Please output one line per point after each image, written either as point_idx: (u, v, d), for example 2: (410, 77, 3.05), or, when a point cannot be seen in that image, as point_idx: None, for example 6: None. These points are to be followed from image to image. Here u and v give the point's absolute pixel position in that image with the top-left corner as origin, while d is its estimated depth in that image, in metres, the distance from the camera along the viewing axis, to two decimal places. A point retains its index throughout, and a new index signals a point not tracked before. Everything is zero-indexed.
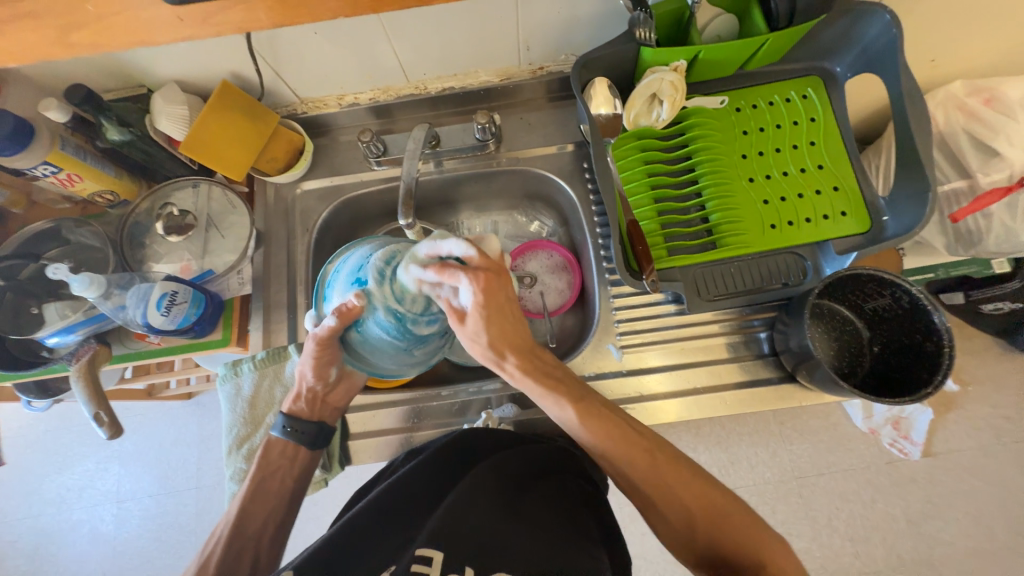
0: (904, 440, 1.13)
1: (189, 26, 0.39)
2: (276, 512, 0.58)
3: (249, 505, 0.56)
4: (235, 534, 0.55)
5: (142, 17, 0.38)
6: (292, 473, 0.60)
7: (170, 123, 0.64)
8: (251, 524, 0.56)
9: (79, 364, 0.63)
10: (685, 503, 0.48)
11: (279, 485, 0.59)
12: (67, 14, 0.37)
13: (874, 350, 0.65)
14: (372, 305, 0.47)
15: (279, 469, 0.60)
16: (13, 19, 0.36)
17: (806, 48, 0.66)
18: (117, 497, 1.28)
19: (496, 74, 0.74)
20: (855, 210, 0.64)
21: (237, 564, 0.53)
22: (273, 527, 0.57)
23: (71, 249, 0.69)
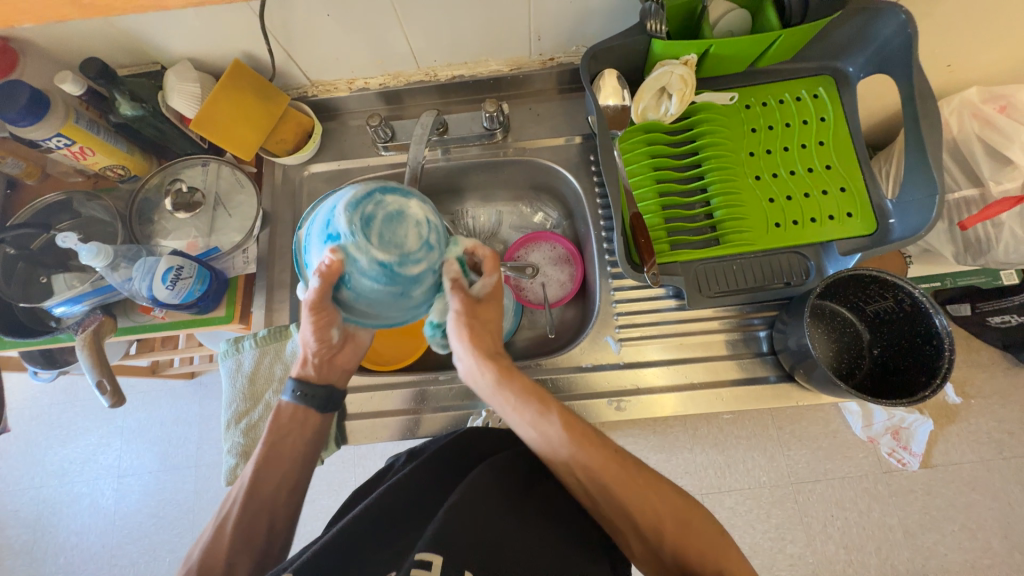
0: (903, 450, 1.10)
1: None
2: (290, 475, 0.58)
3: (262, 471, 0.56)
4: (250, 496, 0.55)
5: None
6: (303, 441, 0.60)
7: (182, 100, 0.64)
8: (266, 487, 0.56)
9: (85, 334, 0.63)
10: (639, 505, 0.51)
11: (291, 450, 0.58)
12: None
13: (873, 353, 0.64)
14: (354, 252, 0.44)
15: (290, 433, 0.59)
16: None
17: (819, 47, 0.66)
18: (119, 472, 1.30)
19: (506, 63, 0.74)
20: (861, 212, 0.64)
21: (255, 524, 0.55)
22: (287, 491, 0.58)
23: (82, 222, 0.70)
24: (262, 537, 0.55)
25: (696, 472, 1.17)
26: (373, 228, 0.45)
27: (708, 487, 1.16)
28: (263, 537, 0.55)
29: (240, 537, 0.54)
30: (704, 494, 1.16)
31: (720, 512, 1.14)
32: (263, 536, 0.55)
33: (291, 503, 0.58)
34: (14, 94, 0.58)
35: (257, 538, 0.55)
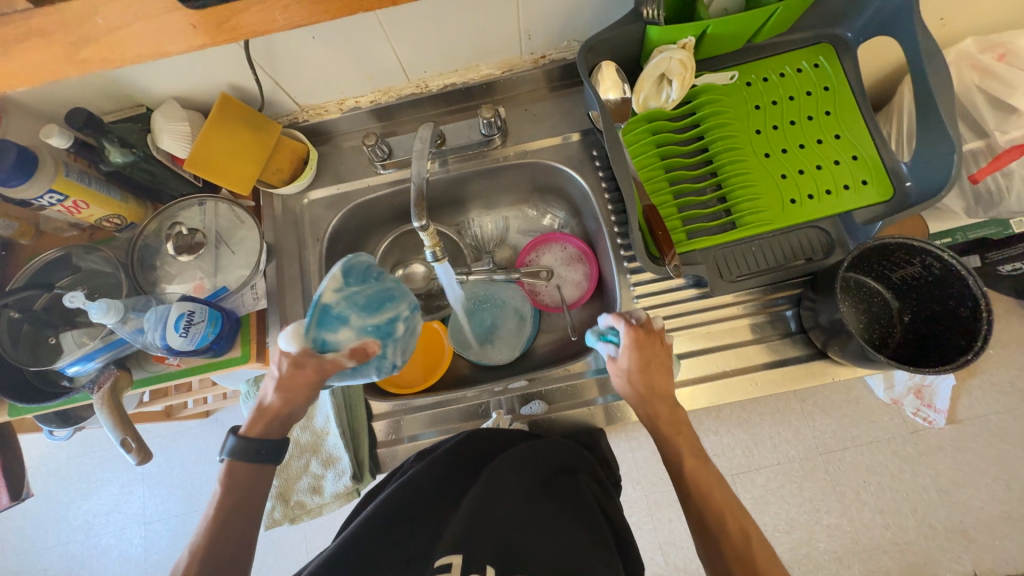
0: (927, 408, 1.10)
1: (201, 34, 0.40)
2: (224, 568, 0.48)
3: (215, 537, 0.49)
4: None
5: (150, 26, 0.39)
6: (238, 526, 0.50)
7: (173, 141, 0.63)
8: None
9: (101, 391, 0.62)
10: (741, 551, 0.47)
11: (225, 524, 0.49)
12: (78, 30, 0.39)
13: (904, 320, 0.63)
14: (387, 350, 0.57)
15: (247, 493, 0.52)
16: (21, 37, 0.38)
17: (816, 15, 0.64)
18: (144, 519, 1.28)
19: (497, 66, 0.72)
20: (876, 178, 0.63)
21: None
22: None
23: (83, 276, 0.69)
24: None
25: (724, 454, 1.16)
26: (405, 335, 0.60)
27: (738, 467, 1.15)
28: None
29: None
30: (735, 474, 1.15)
31: (753, 490, 1.13)
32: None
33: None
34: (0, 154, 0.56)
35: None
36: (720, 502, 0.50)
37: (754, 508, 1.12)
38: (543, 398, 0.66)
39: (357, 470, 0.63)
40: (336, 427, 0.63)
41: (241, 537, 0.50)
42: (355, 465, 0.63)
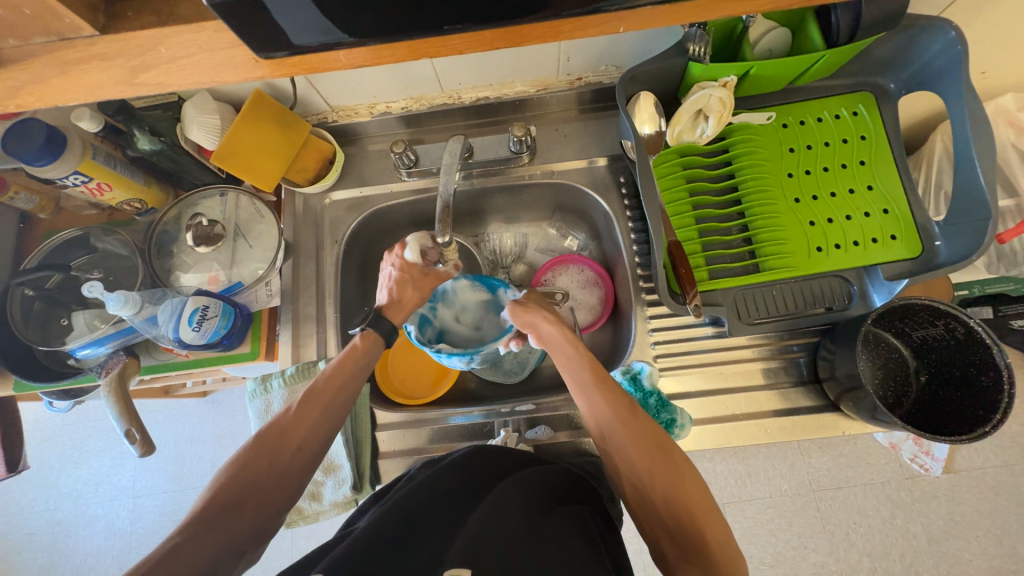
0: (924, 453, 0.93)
1: (268, 68, 0.32)
2: (312, 447, 0.49)
3: (301, 414, 0.49)
4: (256, 461, 0.46)
5: (214, 59, 0.31)
6: (335, 412, 0.51)
7: (202, 132, 0.62)
8: (286, 449, 0.47)
9: (109, 377, 0.62)
10: (669, 488, 0.44)
11: (326, 402, 0.50)
12: (137, 56, 0.30)
13: (920, 380, 0.63)
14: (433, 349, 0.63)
15: (347, 375, 0.53)
16: (79, 60, 0.30)
17: (857, 64, 0.64)
18: (132, 493, 1.28)
19: (532, 84, 0.72)
20: (905, 234, 0.62)
21: (243, 497, 0.44)
22: (304, 461, 0.49)
23: (99, 257, 0.69)
24: (287, 457, 0.47)
25: (717, 481, 1.15)
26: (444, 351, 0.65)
27: (730, 496, 1.14)
28: (250, 520, 0.44)
29: (216, 515, 0.43)
30: (725, 503, 1.14)
31: (743, 521, 1.13)
32: (247, 521, 0.44)
33: (291, 480, 0.47)
34: (31, 133, 0.56)
35: (240, 523, 0.44)
36: (672, 461, 0.46)
37: (742, 539, 1.12)
38: (550, 423, 0.66)
39: (356, 480, 0.63)
40: (340, 434, 0.63)
41: (315, 440, 0.49)
42: (355, 475, 0.63)
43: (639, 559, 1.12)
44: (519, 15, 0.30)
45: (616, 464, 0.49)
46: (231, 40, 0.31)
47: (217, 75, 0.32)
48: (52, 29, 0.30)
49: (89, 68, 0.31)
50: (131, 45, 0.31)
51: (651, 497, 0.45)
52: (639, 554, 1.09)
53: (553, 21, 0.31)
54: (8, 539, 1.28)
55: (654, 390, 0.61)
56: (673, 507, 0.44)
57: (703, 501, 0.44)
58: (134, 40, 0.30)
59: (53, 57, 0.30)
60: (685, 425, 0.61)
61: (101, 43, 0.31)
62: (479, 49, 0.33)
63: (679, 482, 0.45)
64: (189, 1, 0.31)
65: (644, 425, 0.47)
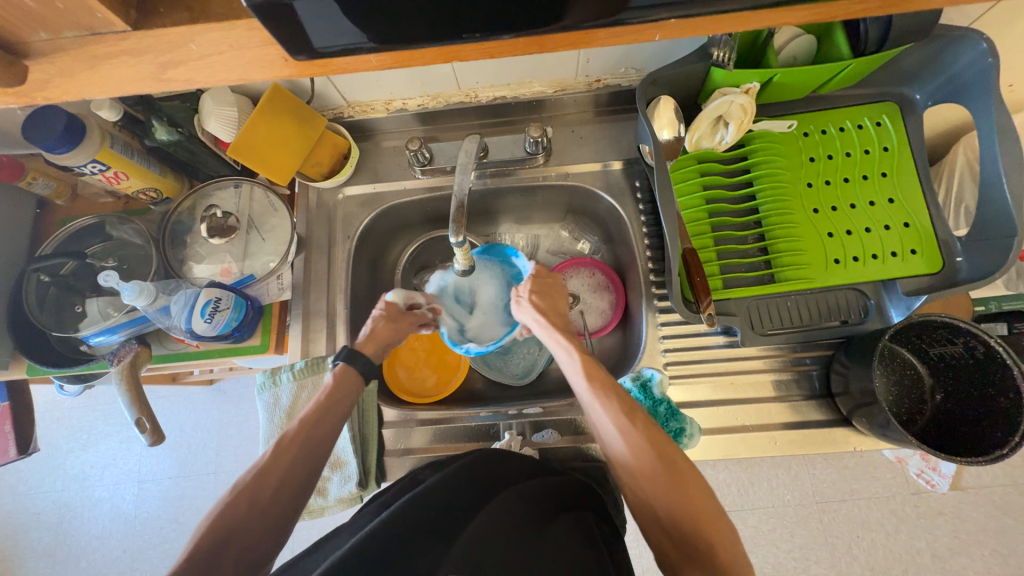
0: (932, 471, 0.92)
1: (295, 68, 0.32)
2: (290, 491, 0.48)
3: (283, 450, 0.49)
4: (237, 504, 0.45)
5: (243, 58, 0.31)
6: (314, 450, 0.50)
7: (219, 124, 0.62)
8: (267, 490, 0.46)
9: (121, 365, 0.62)
10: (674, 497, 0.44)
11: (303, 442, 0.49)
12: (166, 53, 0.30)
13: (935, 398, 0.62)
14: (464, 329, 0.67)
15: (328, 411, 0.52)
16: (109, 56, 0.31)
17: (883, 74, 0.63)
18: (138, 477, 1.30)
19: (550, 85, 0.71)
20: (926, 248, 0.61)
21: (224, 544, 0.43)
22: (284, 504, 0.47)
23: (113, 246, 0.69)
24: (268, 499, 0.46)
25: (719, 489, 1.15)
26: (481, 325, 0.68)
27: (732, 504, 1.13)
28: (232, 566, 0.43)
29: (200, 566, 0.42)
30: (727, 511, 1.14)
31: (744, 530, 1.12)
32: (232, 569, 0.43)
33: (272, 522, 0.46)
34: (50, 120, 0.56)
35: (224, 569, 0.43)
36: (678, 465, 0.46)
37: None
38: (556, 427, 0.66)
39: (362, 476, 0.63)
40: (347, 430, 0.63)
41: (299, 475, 0.49)
42: (361, 471, 0.63)
43: (638, 562, 1.12)
44: (550, 25, 0.30)
45: (619, 471, 0.49)
46: (261, 38, 0.31)
47: (246, 75, 0.32)
48: (84, 24, 0.30)
49: (118, 63, 0.31)
50: (161, 41, 0.31)
51: (654, 506, 0.46)
52: (638, 558, 1.08)
53: (584, 30, 0.31)
54: (16, 517, 1.30)
55: (664, 398, 0.61)
56: (677, 515, 0.44)
57: (707, 509, 0.44)
58: (163, 37, 0.30)
59: (84, 51, 0.30)
60: (694, 435, 0.60)
61: (132, 38, 0.31)
62: (506, 53, 0.33)
63: (684, 491, 0.45)
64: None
65: (645, 434, 0.47)
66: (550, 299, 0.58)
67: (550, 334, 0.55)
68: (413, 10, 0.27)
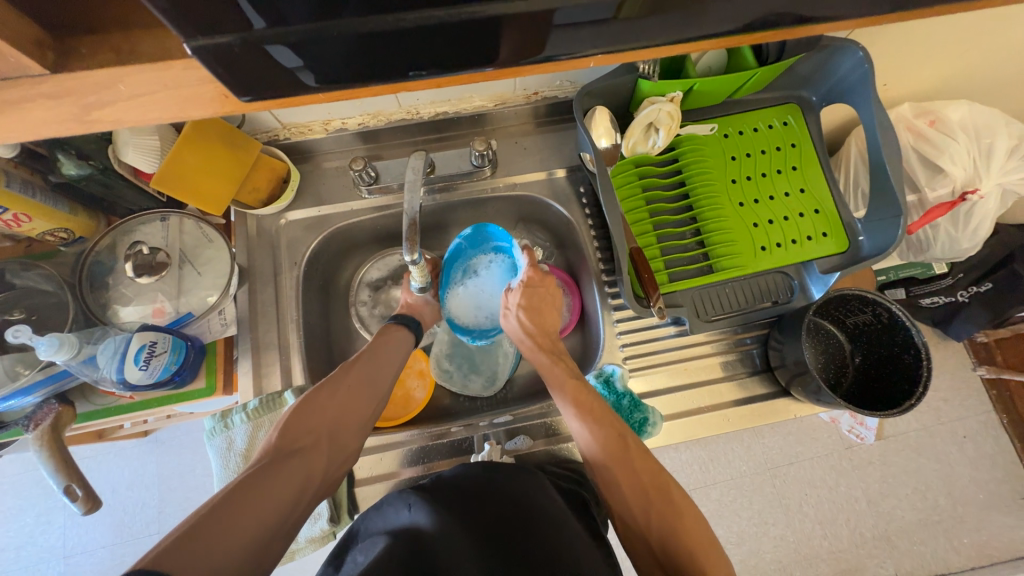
0: (859, 425, 1.03)
1: (235, 103, 0.31)
2: (353, 410, 0.56)
3: (340, 389, 0.57)
4: (308, 414, 0.53)
5: (179, 96, 0.30)
6: (372, 384, 0.59)
7: (138, 155, 0.58)
8: (329, 410, 0.54)
9: (39, 430, 0.55)
10: (666, 523, 0.48)
11: (356, 371, 0.59)
12: (89, 93, 0.28)
13: (855, 362, 0.70)
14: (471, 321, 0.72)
15: (382, 350, 0.63)
16: (21, 98, 0.28)
17: (784, 80, 0.71)
18: (65, 551, 1.15)
19: (490, 99, 0.73)
20: (834, 231, 0.69)
21: (301, 439, 0.51)
22: (343, 424, 0.55)
23: (17, 295, 0.61)
24: (331, 415, 0.54)
25: (683, 469, 1.21)
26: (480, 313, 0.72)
27: (696, 482, 1.20)
28: (316, 454, 0.52)
29: (283, 453, 0.49)
30: (692, 489, 1.20)
31: (708, 504, 1.19)
32: (314, 455, 0.51)
33: (337, 431, 0.54)
34: None
35: (308, 454, 0.51)
36: (676, 497, 0.50)
37: None
38: (528, 432, 0.67)
39: (333, 511, 0.60)
40: None
41: (357, 399, 0.57)
42: (332, 506, 0.60)
43: (616, 552, 1.15)
44: (489, 58, 0.31)
45: (612, 505, 0.52)
46: (196, 75, 0.29)
47: (182, 113, 0.31)
48: None
49: (35, 108, 0.29)
50: (78, 80, 0.28)
51: (648, 535, 0.49)
52: (617, 548, 1.12)
53: (515, 64, 0.33)
54: None
55: (627, 392, 0.65)
56: (672, 545, 0.47)
57: (698, 532, 0.48)
58: (86, 78, 0.28)
59: None
60: (657, 423, 0.64)
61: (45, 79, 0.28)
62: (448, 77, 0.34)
63: (675, 516, 0.48)
64: (149, 37, 0.30)
65: (637, 460, 0.51)
66: (537, 316, 0.63)
67: (535, 352, 0.61)
68: (349, 49, 0.28)
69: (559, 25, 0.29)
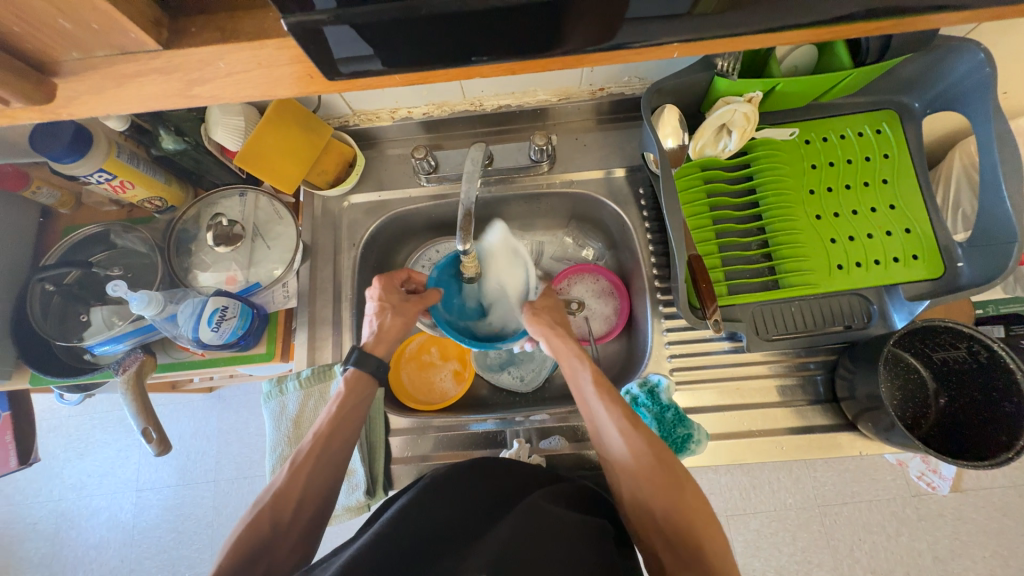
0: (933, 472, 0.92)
1: (319, 85, 0.32)
2: (306, 519, 0.49)
3: (296, 477, 0.50)
4: (258, 522, 0.47)
5: (270, 76, 0.32)
6: (325, 479, 0.51)
7: (226, 134, 0.63)
8: (285, 511, 0.48)
9: (126, 375, 0.62)
10: (673, 498, 0.47)
11: (316, 458, 0.51)
12: (194, 71, 0.31)
13: (940, 403, 0.62)
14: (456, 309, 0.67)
15: (345, 420, 0.55)
16: (139, 74, 0.31)
17: (883, 83, 0.64)
18: (137, 485, 1.28)
19: (554, 93, 0.72)
20: (927, 254, 0.61)
21: (253, 562, 0.45)
22: (303, 523, 0.49)
23: (118, 254, 0.69)
24: (285, 519, 0.48)
25: (721, 493, 1.15)
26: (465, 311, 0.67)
27: (733, 508, 1.13)
28: None
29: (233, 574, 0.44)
30: (729, 515, 1.14)
31: (746, 534, 1.12)
32: None
33: (294, 538, 0.48)
34: (58, 130, 0.56)
35: None
36: (685, 477, 0.48)
37: (744, 552, 1.11)
38: (563, 434, 0.66)
39: (370, 485, 0.63)
40: (355, 439, 0.63)
41: (314, 492, 0.50)
42: (369, 480, 0.63)
43: None
44: (558, 47, 0.30)
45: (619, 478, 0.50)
46: (286, 57, 0.31)
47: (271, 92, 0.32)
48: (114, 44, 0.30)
49: (148, 82, 0.31)
50: (187, 59, 0.31)
51: (652, 507, 0.47)
52: None
53: (580, 54, 0.32)
54: (12, 528, 1.29)
55: (671, 404, 0.62)
56: (680, 523, 0.46)
57: (705, 516, 0.46)
58: (192, 57, 0.31)
59: (110, 69, 0.31)
60: (702, 441, 0.61)
61: (158, 57, 0.31)
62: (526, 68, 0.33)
63: (682, 494, 0.47)
64: (248, 17, 0.32)
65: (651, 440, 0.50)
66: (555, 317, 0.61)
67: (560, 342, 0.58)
68: (424, 34, 0.28)
69: (629, 11, 0.28)
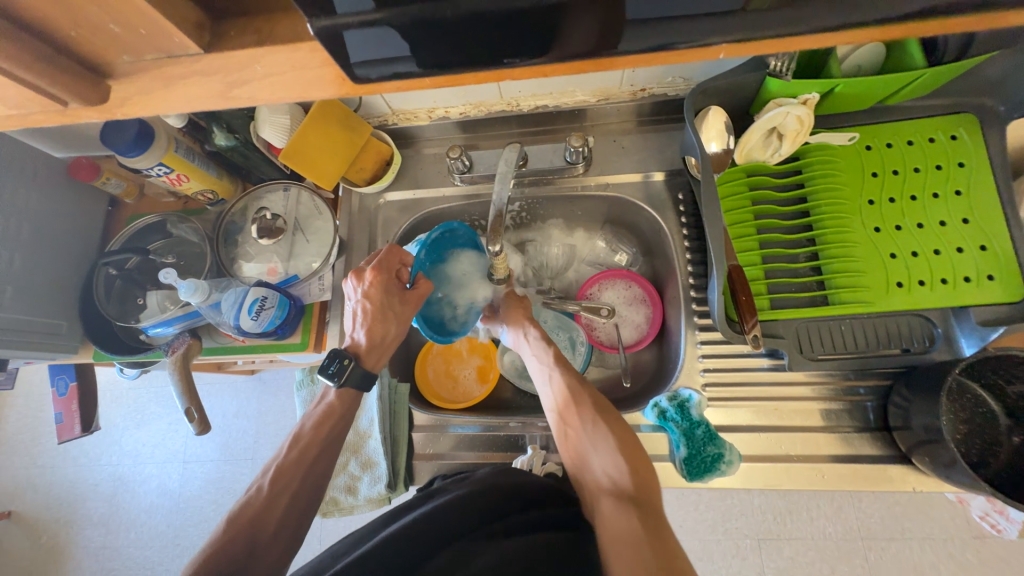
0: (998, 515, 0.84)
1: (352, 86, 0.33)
2: (285, 535, 0.51)
3: (274, 492, 0.51)
4: (237, 536, 0.48)
5: (303, 77, 0.32)
6: (305, 497, 0.53)
7: (272, 131, 0.65)
8: (264, 529, 0.49)
9: (175, 356, 0.66)
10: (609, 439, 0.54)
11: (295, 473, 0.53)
12: (235, 72, 0.32)
13: (1013, 441, 0.56)
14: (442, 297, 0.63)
15: (325, 436, 0.56)
16: (184, 75, 0.33)
17: (962, 83, 0.58)
18: (183, 457, 1.38)
19: (593, 94, 0.70)
20: (1007, 274, 0.55)
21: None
22: (283, 539, 0.50)
23: (172, 243, 0.73)
24: (267, 533, 0.50)
25: (753, 515, 1.09)
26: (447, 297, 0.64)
27: (766, 532, 1.07)
28: None
29: None
30: (761, 539, 1.08)
31: (779, 561, 1.06)
32: None
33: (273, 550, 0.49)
34: (125, 125, 0.60)
35: None
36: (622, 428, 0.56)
37: None
38: None
39: (392, 478, 0.64)
40: (380, 432, 0.65)
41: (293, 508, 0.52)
42: (391, 473, 0.64)
43: None
44: (592, 46, 0.29)
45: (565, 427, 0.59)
46: (322, 58, 0.31)
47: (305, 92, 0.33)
48: (162, 46, 0.32)
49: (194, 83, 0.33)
50: (230, 62, 0.32)
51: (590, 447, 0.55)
52: None
53: (616, 54, 0.31)
54: (76, 487, 1.41)
55: (702, 421, 0.59)
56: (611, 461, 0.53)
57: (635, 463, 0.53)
58: (234, 59, 0.32)
59: (160, 71, 0.33)
60: (734, 462, 0.58)
61: (204, 60, 0.32)
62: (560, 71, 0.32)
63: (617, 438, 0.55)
64: (286, 20, 0.32)
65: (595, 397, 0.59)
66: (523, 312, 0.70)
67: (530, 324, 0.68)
68: (455, 33, 0.27)
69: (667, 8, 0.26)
